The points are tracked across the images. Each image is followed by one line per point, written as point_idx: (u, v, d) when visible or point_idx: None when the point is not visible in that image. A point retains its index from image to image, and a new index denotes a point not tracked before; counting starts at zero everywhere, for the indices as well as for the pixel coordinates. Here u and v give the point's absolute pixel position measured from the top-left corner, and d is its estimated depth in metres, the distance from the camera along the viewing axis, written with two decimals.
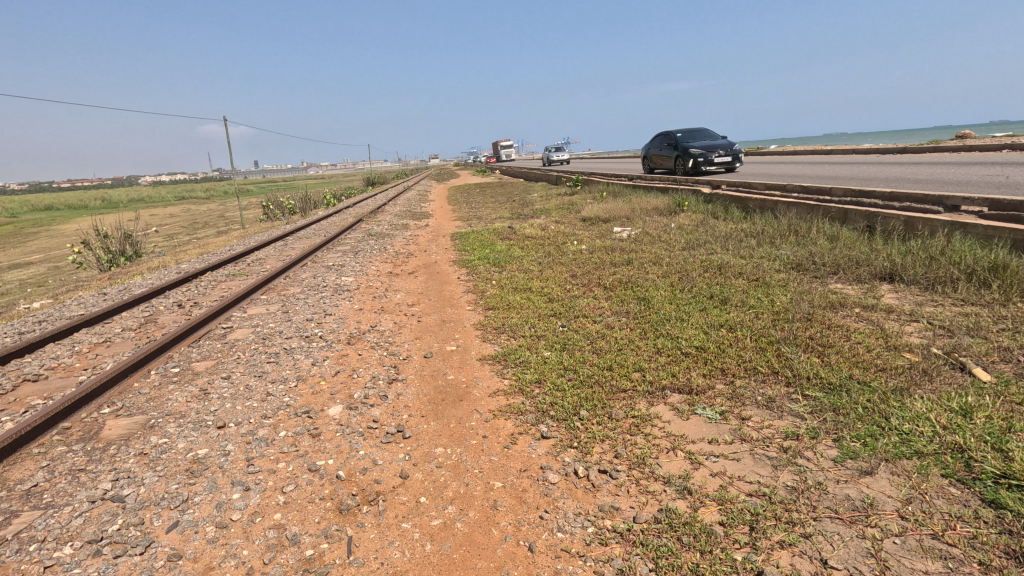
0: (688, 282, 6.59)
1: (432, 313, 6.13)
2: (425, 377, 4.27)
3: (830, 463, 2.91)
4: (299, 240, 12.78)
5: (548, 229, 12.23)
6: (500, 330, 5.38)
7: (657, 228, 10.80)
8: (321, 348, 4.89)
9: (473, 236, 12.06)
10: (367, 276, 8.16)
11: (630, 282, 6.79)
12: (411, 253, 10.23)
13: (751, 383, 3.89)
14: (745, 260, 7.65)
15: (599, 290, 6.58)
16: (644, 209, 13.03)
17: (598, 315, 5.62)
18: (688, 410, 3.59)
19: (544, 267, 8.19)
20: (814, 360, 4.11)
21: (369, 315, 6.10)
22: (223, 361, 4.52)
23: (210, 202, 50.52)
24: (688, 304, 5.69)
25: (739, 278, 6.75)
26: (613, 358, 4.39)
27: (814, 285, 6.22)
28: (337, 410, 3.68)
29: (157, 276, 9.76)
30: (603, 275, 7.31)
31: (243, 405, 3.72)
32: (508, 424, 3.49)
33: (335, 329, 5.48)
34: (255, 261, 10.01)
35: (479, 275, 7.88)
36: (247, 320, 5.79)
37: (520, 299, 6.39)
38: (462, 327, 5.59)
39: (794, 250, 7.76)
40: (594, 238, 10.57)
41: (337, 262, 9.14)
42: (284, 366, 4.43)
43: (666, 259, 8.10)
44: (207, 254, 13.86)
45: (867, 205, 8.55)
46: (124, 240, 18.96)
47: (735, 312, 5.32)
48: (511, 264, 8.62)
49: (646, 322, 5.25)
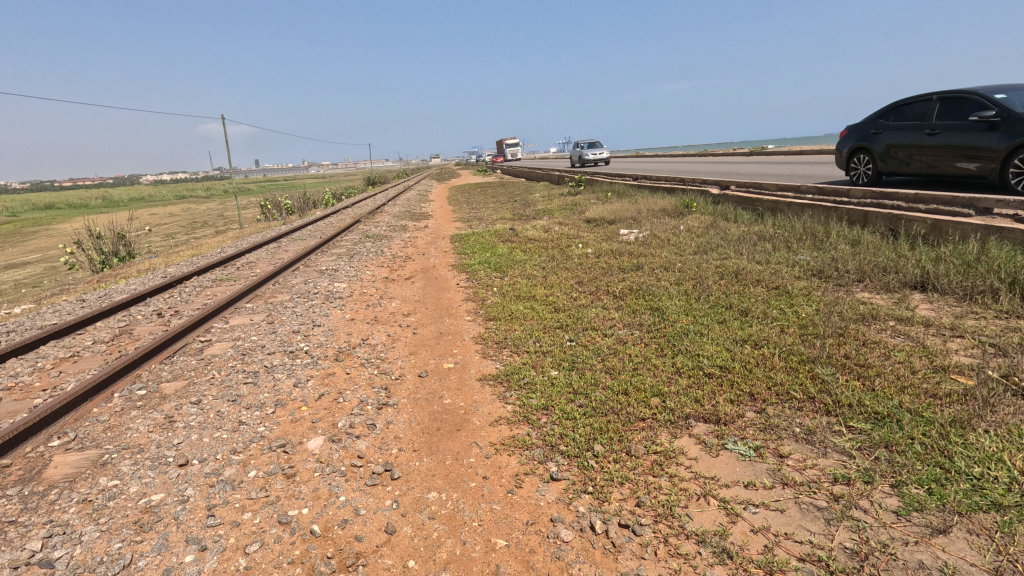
0: (704, 291, 6.13)
1: (429, 324, 5.69)
2: (419, 401, 3.83)
3: (892, 517, 2.47)
4: (293, 242, 12.34)
5: (551, 231, 11.80)
6: (502, 344, 4.94)
7: (665, 231, 10.36)
8: (305, 366, 4.45)
9: (474, 238, 11.65)
10: (360, 282, 7.71)
11: (641, 291, 6.35)
12: (408, 256, 9.78)
13: (785, 412, 3.45)
14: (762, 266, 7.19)
15: (609, 300, 6.12)
16: (650, 210, 12.59)
17: (609, 328, 5.18)
18: (717, 444, 3.14)
19: (549, 273, 7.76)
20: (855, 384, 3.66)
21: (361, 326, 5.66)
22: (195, 382, 4.08)
23: (209, 201, 50.09)
24: (707, 316, 5.24)
25: (757, 286, 6.31)
26: (628, 380, 3.94)
27: (840, 295, 5.77)
28: (317, 443, 3.24)
29: (143, 280, 9.34)
30: (612, 282, 6.88)
31: (211, 437, 3.28)
32: (512, 461, 3.05)
33: (323, 343, 5.05)
34: (246, 265, 9.59)
35: (480, 281, 7.46)
36: (228, 333, 5.34)
37: (523, 308, 5.95)
38: (461, 340, 5.14)
39: (814, 256, 7.30)
40: (600, 241, 10.12)
41: (330, 267, 8.69)
42: (262, 388, 3.99)
43: (678, 264, 7.64)
44: (199, 255, 13.44)
45: (889, 207, 8.09)
46: (117, 240, 18.51)
47: (759, 326, 4.87)
48: (513, 268, 8.19)
49: (662, 338, 4.80)
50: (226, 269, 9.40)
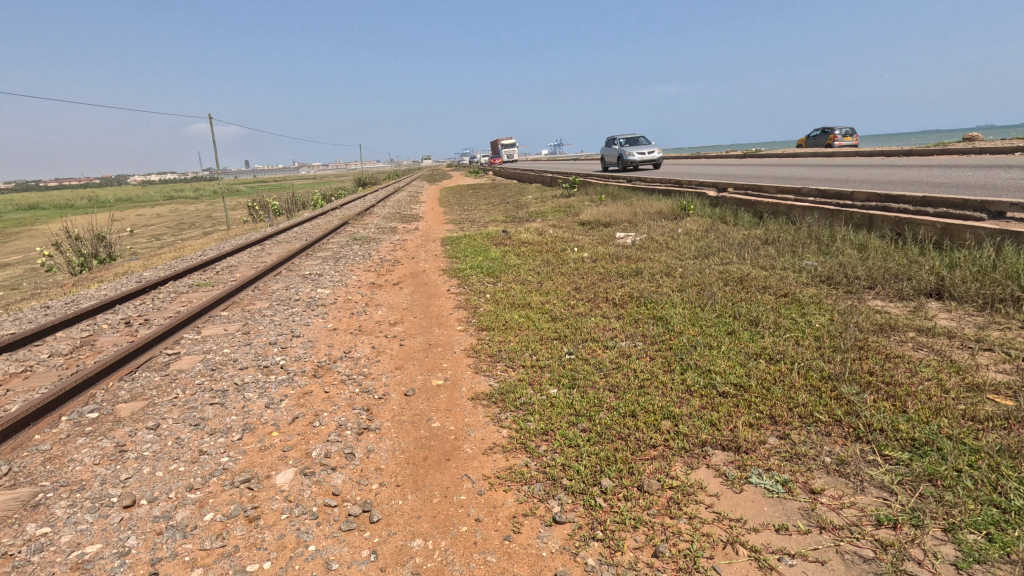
0: (710, 298, 5.79)
1: (418, 334, 5.30)
2: (405, 424, 3.45)
3: (951, 570, 2.13)
4: (278, 245, 11.88)
5: (546, 234, 11.46)
6: (497, 357, 4.56)
7: (663, 234, 10.04)
8: (280, 383, 4.05)
9: (465, 241, 11.28)
10: (346, 287, 7.31)
11: (642, 298, 6.01)
12: (397, 260, 9.38)
13: (812, 438, 3.11)
14: (767, 272, 6.87)
15: (609, 308, 5.76)
16: (646, 212, 12.28)
17: (611, 340, 4.83)
18: (740, 477, 2.79)
19: (544, 278, 7.41)
20: (886, 405, 3.32)
21: (344, 337, 5.26)
22: (156, 403, 3.67)
23: (196, 201, 49.30)
24: (715, 328, 4.90)
25: (765, 293, 5.99)
26: (636, 401, 3.58)
27: (852, 303, 5.46)
28: (287, 476, 2.85)
29: (117, 284, 8.87)
30: (611, 289, 6.54)
31: (165, 471, 2.87)
32: (508, 499, 2.69)
33: (302, 356, 4.65)
34: (226, 268, 9.16)
35: (472, 287, 7.09)
36: (199, 345, 4.92)
37: (518, 317, 5.58)
38: (452, 353, 4.76)
39: (820, 261, 7.00)
40: (596, 245, 9.77)
41: (315, 271, 8.27)
42: (230, 410, 3.58)
43: (679, 270, 7.30)
44: (180, 258, 12.94)
45: (896, 211, 7.82)
46: (97, 242, 17.96)
47: (773, 338, 4.53)
48: (507, 273, 7.83)
49: (669, 351, 4.45)
50: (205, 273, 8.95)
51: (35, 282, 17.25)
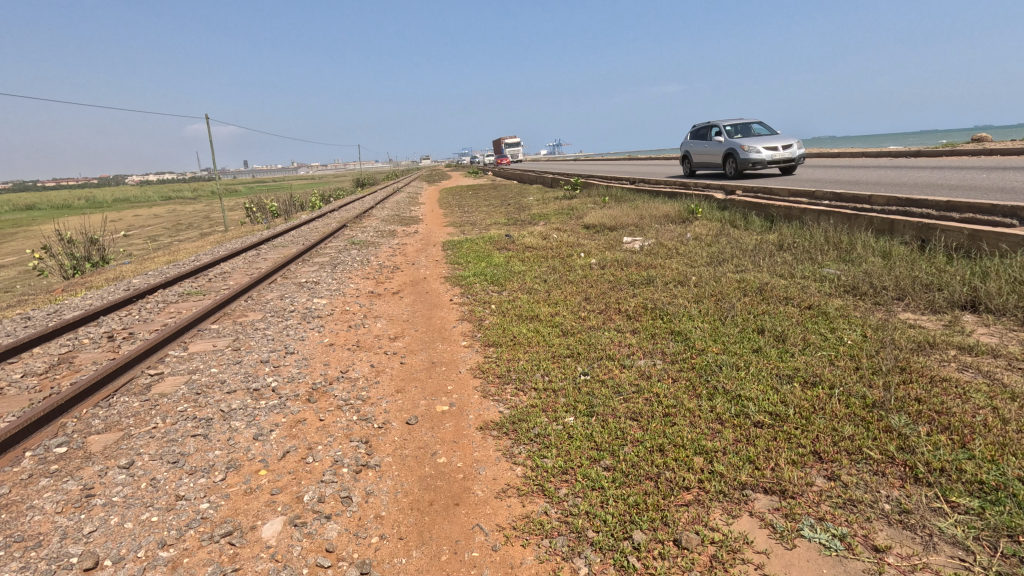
0: (730, 311, 5.45)
1: (420, 351, 4.96)
2: (408, 460, 3.11)
3: None
4: (274, 250, 11.52)
5: (550, 238, 11.14)
6: (506, 379, 4.22)
7: (672, 239, 9.71)
8: (271, 409, 3.71)
9: (467, 245, 10.94)
10: (343, 297, 6.96)
11: (657, 311, 5.67)
12: (397, 267, 9.04)
13: (866, 478, 2.77)
14: (786, 281, 6.54)
15: (623, 322, 5.42)
16: (653, 216, 11.94)
17: (628, 358, 4.49)
18: (790, 530, 2.45)
19: (552, 287, 7.08)
20: (945, 440, 2.98)
21: (341, 354, 4.91)
22: (132, 435, 3.32)
23: (193, 202, 48.95)
24: (740, 346, 4.56)
25: (787, 304, 5.66)
26: (664, 433, 3.24)
27: (882, 317, 5.13)
28: (274, 527, 2.51)
29: (106, 291, 8.51)
30: (623, 300, 6.21)
31: (135, 522, 2.52)
32: (527, 558, 2.34)
33: (295, 376, 4.30)
34: (219, 275, 8.81)
35: (476, 296, 6.76)
36: (184, 364, 4.56)
37: (527, 332, 5.25)
38: (457, 373, 4.41)
39: (842, 270, 6.67)
40: (603, 250, 9.44)
41: (311, 279, 7.93)
42: (213, 443, 3.24)
43: (694, 278, 6.96)
44: (173, 262, 12.60)
45: (918, 216, 7.49)
46: (90, 245, 17.60)
47: (804, 359, 4.19)
48: (512, 281, 7.50)
49: (692, 372, 4.11)
50: (198, 279, 8.60)
51: (27, 286, 16.89)
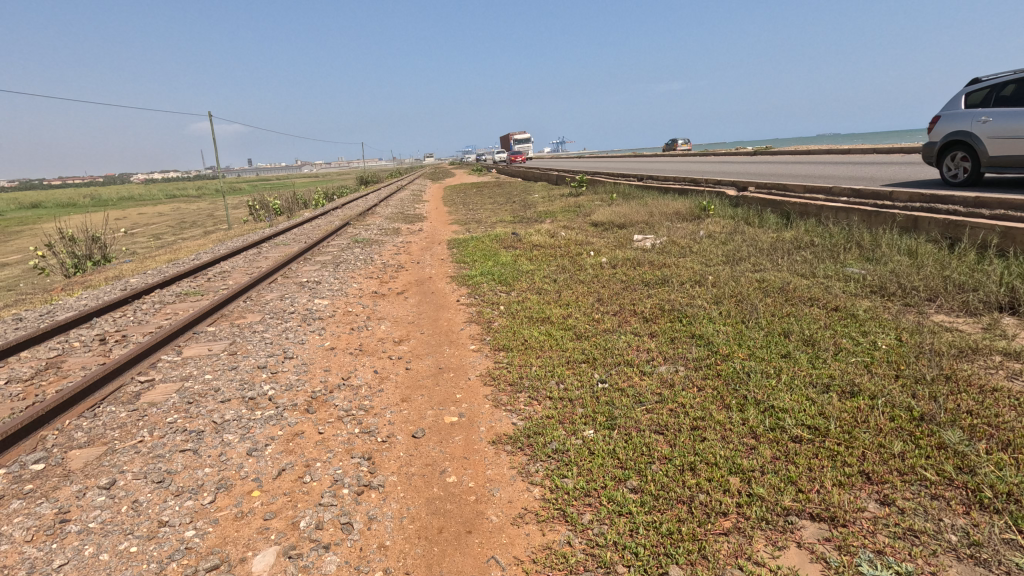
0: (753, 313, 5.16)
1: (427, 356, 4.68)
2: (414, 480, 2.84)
3: None
4: (275, 248, 11.28)
5: (558, 236, 10.87)
6: (519, 387, 3.95)
7: (684, 237, 9.43)
8: (267, 421, 3.44)
9: (473, 243, 10.68)
10: (345, 297, 6.70)
11: (675, 313, 5.39)
12: (401, 265, 8.78)
13: (925, 504, 2.48)
14: (809, 281, 6.25)
15: (640, 325, 5.14)
16: (663, 212, 11.65)
17: (649, 365, 4.21)
18: (847, 565, 2.17)
19: (562, 287, 6.81)
20: (1009, 459, 2.68)
21: (343, 359, 4.65)
22: (116, 450, 3.07)
23: (197, 200, 48.90)
24: (767, 351, 4.27)
25: (811, 306, 5.37)
26: (694, 451, 2.96)
27: (915, 320, 4.83)
28: (266, 560, 2.25)
29: (103, 291, 8.29)
30: (638, 301, 5.93)
31: (112, 553, 2.26)
32: None
33: (293, 384, 4.04)
34: (219, 274, 8.58)
35: (483, 296, 6.50)
36: (176, 369, 4.30)
37: (538, 335, 4.98)
38: (466, 380, 4.14)
39: (867, 269, 6.37)
40: (613, 248, 9.16)
41: (313, 279, 7.67)
42: (203, 460, 2.98)
43: (711, 278, 6.66)
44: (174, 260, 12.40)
45: (945, 212, 7.17)
46: (92, 243, 17.43)
47: (838, 366, 3.90)
48: (520, 281, 7.23)
49: (719, 381, 3.83)
50: (197, 278, 8.37)
51: (29, 285, 16.74)
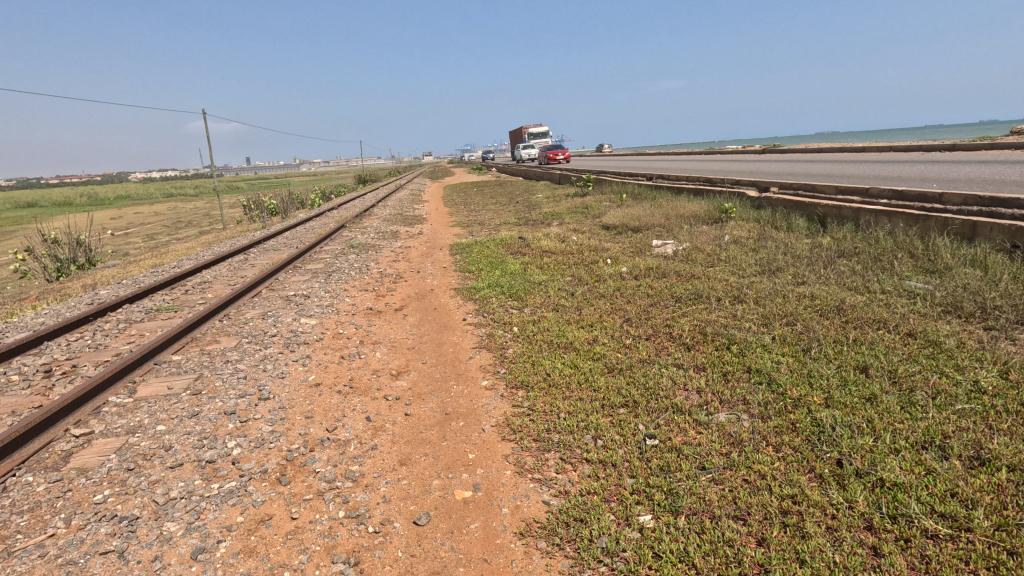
0: (814, 341, 4.37)
1: (431, 397, 3.88)
2: None
3: None
4: (264, 254, 10.47)
5: (569, 241, 10.10)
6: (547, 446, 3.17)
7: (708, 243, 8.66)
8: (224, 500, 2.65)
9: (478, 249, 9.89)
10: (336, 315, 5.91)
11: (721, 339, 4.61)
12: (400, 275, 7.98)
13: None
14: (865, 297, 5.47)
15: (681, 355, 4.34)
16: (681, 215, 10.87)
17: (704, 414, 3.43)
18: None
19: (581, 302, 6.04)
20: None
21: (329, 400, 3.85)
22: (14, 552, 2.28)
23: (193, 200, 48.13)
24: (849, 394, 3.48)
25: (879, 330, 4.59)
26: (801, 561, 2.18)
27: (1012, 348, 4.04)
28: None
29: (71, 304, 7.49)
30: (672, 322, 5.15)
31: None
32: None
33: (266, 440, 3.25)
34: (200, 285, 7.79)
35: (493, 314, 5.71)
36: (124, 418, 3.50)
37: (563, 367, 4.19)
38: (479, 432, 3.35)
39: (930, 283, 5.59)
40: (631, 255, 8.39)
41: (301, 291, 6.89)
42: (129, 570, 2.19)
43: (751, 294, 5.87)
44: (158, 266, 11.62)
45: (1010, 217, 6.37)
46: (76, 246, 16.61)
47: (948, 418, 3.11)
48: (534, 294, 6.45)
49: (797, 438, 3.06)
50: (175, 289, 7.59)
51: (13, 290, 15.94)
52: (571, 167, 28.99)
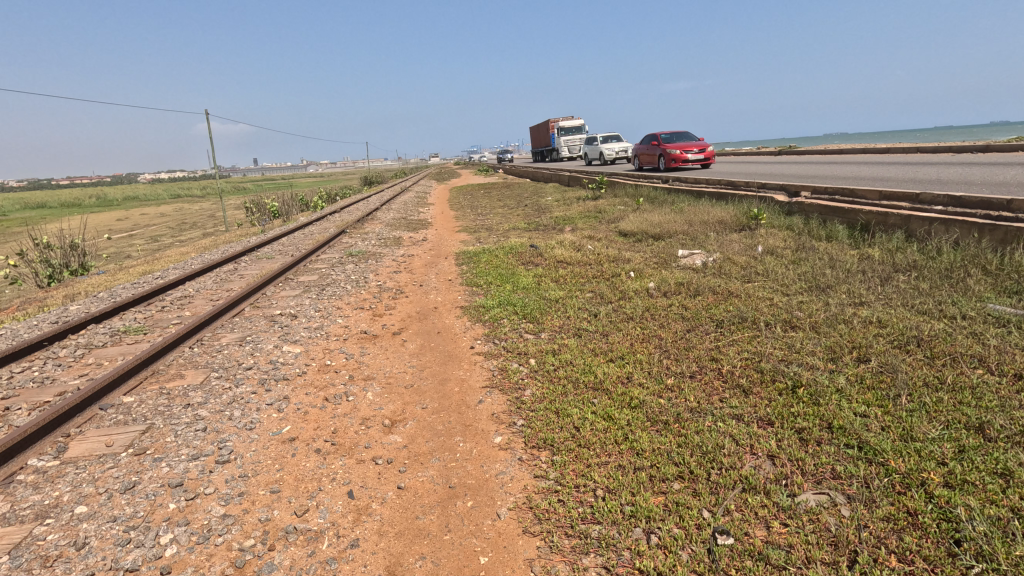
0: (903, 387, 3.55)
1: (432, 462, 3.09)
2: None
3: None
4: (256, 263, 9.70)
5: (585, 249, 9.30)
6: (584, 545, 2.38)
7: (740, 254, 7.84)
8: None
9: (486, 259, 9.08)
10: (325, 341, 5.13)
11: (784, 382, 3.79)
12: (400, 289, 7.21)
13: None
14: (945, 324, 4.63)
15: (739, 403, 3.53)
16: (707, 221, 10.03)
17: (788, 497, 2.62)
18: None
19: (606, 326, 5.24)
20: None
21: (304, 463, 3.08)
22: None
23: (200, 201, 47.76)
24: (979, 469, 2.66)
25: (978, 370, 3.76)
26: None
27: None
28: None
29: (35, 319, 6.75)
30: (719, 356, 4.33)
31: None
32: None
33: (213, 530, 2.48)
34: (180, 299, 7.06)
35: (505, 343, 4.91)
36: (36, 494, 2.74)
37: (596, 421, 3.38)
38: (494, 521, 2.56)
39: (1020, 307, 4.75)
40: (656, 268, 7.58)
41: (289, 310, 6.12)
42: None
43: (805, 318, 5.05)
44: (146, 275, 10.93)
45: None
46: (69, 250, 16.01)
47: None
48: (551, 316, 5.65)
49: (927, 543, 2.25)
50: (152, 305, 6.86)
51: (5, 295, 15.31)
52: (581, 169, 28.12)
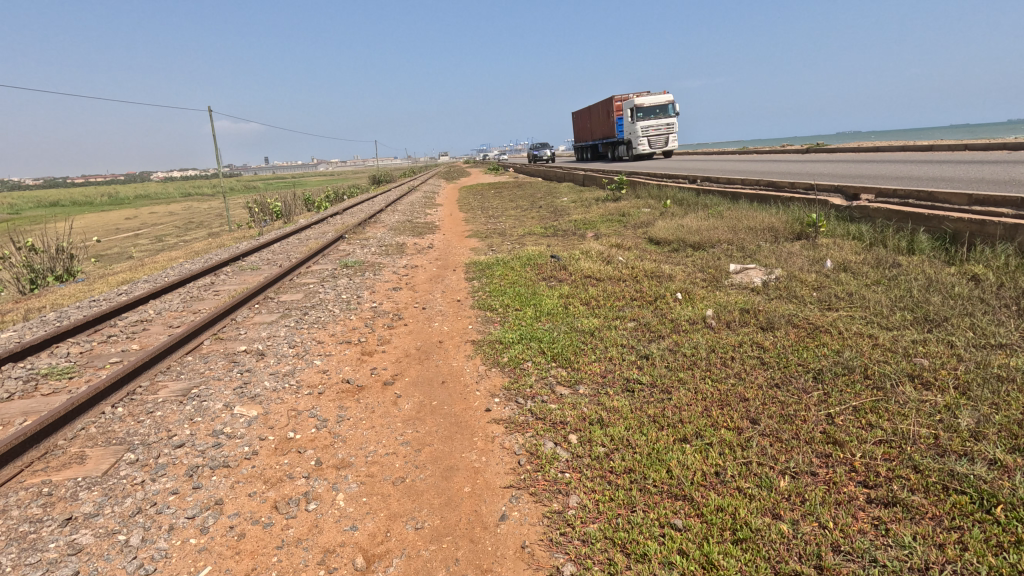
0: None
1: None
2: None
3: None
4: (237, 276, 8.45)
5: (616, 261, 7.98)
6: None
7: (808, 271, 6.49)
8: None
9: (501, 272, 7.76)
10: (293, 396, 3.87)
11: (973, 499, 2.44)
12: (398, 314, 5.95)
13: None
14: None
15: (913, 543, 2.23)
16: (756, 227, 8.65)
17: None
18: None
19: (667, 378, 3.91)
20: None
21: None
22: None
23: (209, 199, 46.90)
24: None
25: None
26: None
27: None
28: None
29: None
30: (847, 438, 2.99)
31: None
32: None
33: None
34: (133, 327, 5.81)
35: (532, 406, 3.59)
36: None
37: None
38: None
39: None
40: (710, 289, 6.23)
41: (255, 346, 4.85)
42: None
43: (940, 371, 3.68)
44: (118, 287, 9.67)
45: None
46: (56, 254, 14.88)
47: None
48: (589, 359, 4.35)
49: None
50: (95, 335, 5.60)
51: None
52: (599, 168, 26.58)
